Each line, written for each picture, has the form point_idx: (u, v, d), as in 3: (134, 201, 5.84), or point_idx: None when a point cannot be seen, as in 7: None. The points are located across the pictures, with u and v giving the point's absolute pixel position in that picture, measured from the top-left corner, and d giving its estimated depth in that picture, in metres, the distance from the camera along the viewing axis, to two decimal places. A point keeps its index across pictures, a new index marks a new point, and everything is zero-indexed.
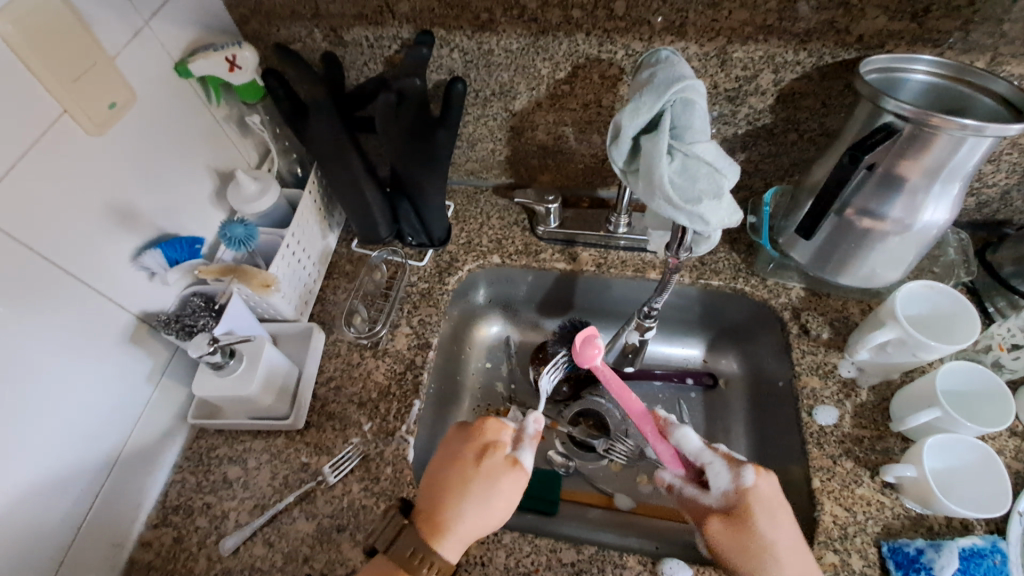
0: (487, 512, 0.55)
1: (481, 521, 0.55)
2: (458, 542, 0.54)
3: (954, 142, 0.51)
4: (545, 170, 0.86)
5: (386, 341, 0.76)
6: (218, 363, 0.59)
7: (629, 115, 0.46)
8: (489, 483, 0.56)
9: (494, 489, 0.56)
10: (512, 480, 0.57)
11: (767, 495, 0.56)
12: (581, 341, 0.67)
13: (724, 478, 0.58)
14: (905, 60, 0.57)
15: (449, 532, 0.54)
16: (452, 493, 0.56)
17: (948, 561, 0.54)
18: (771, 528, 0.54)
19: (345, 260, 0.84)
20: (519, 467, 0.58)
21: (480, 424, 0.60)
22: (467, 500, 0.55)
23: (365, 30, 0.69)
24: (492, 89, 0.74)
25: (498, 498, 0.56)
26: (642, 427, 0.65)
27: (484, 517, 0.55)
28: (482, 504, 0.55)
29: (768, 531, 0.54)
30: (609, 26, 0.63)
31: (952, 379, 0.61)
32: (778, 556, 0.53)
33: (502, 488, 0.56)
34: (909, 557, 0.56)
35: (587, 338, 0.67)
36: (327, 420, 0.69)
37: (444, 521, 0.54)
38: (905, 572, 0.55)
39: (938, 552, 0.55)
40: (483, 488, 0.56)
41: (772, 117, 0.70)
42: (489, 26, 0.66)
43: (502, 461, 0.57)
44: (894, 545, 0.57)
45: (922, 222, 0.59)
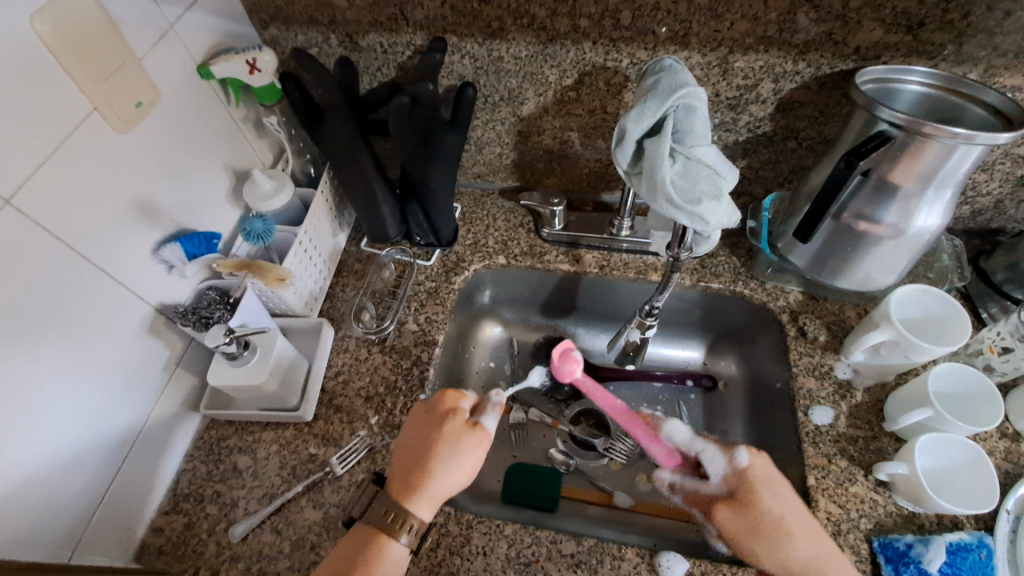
0: (450, 472, 0.57)
1: (446, 481, 0.57)
2: (427, 501, 0.56)
3: (946, 150, 0.53)
4: (550, 174, 0.88)
5: (394, 337, 0.78)
6: (233, 354, 0.60)
7: (633, 119, 0.48)
8: (449, 446, 0.58)
9: (456, 449, 0.58)
10: (475, 440, 0.58)
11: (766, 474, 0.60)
12: (559, 355, 0.65)
13: (720, 463, 0.62)
14: (900, 71, 0.59)
15: (416, 492, 0.56)
16: (421, 458, 0.58)
17: (935, 555, 0.55)
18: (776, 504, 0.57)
19: (354, 258, 0.86)
20: (481, 429, 0.59)
21: (439, 396, 0.62)
22: (431, 462, 0.57)
23: (379, 36, 0.72)
24: (500, 94, 0.76)
25: (462, 458, 0.57)
26: (633, 430, 0.68)
27: (448, 476, 0.57)
28: (445, 463, 0.57)
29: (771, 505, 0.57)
30: (615, 35, 0.66)
31: (943, 381, 0.63)
32: (789, 531, 0.56)
33: (464, 447, 0.58)
34: (899, 552, 0.57)
35: (564, 352, 0.65)
36: (335, 413, 0.71)
37: (411, 482, 0.56)
38: (895, 566, 0.56)
39: (927, 546, 0.56)
40: (444, 451, 0.57)
41: (771, 125, 0.72)
42: (500, 34, 0.68)
43: (462, 424, 0.59)
44: (884, 540, 0.58)
45: (915, 228, 0.60)
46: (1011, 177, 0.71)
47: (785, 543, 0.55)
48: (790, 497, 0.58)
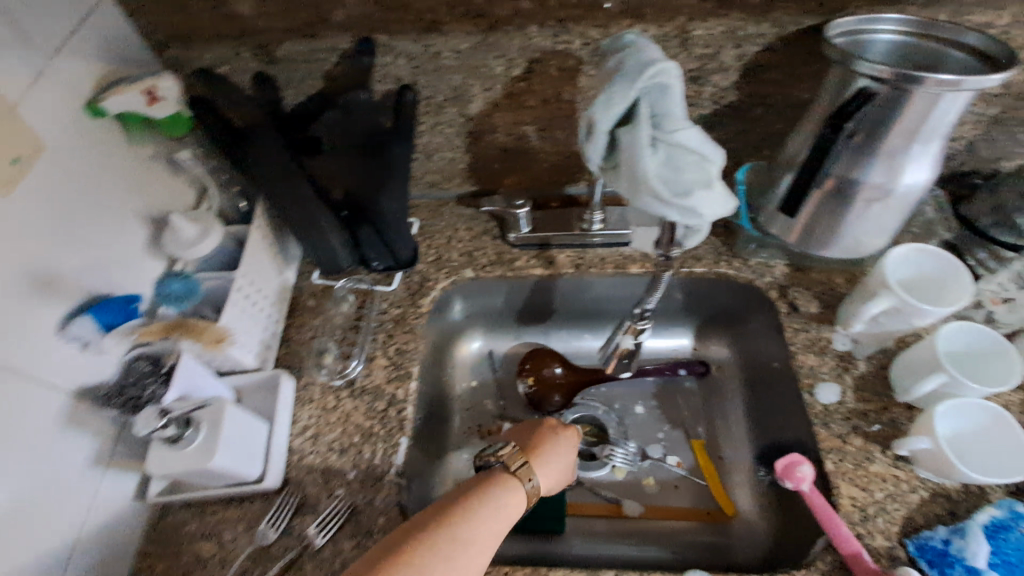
0: (559, 456, 0.60)
1: (544, 471, 0.58)
2: (545, 471, 0.58)
3: (929, 99, 0.49)
4: (509, 173, 0.81)
5: (363, 377, 0.70)
6: (173, 437, 0.53)
7: (602, 106, 0.42)
8: (568, 444, 0.62)
9: (559, 446, 0.61)
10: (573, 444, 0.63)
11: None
12: (784, 466, 0.61)
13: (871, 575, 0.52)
14: (870, 21, 0.55)
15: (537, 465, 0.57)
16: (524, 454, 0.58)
17: (978, 547, 0.52)
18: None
19: (306, 294, 0.77)
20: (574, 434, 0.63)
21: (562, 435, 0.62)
22: (549, 450, 0.59)
23: (297, 44, 0.63)
24: (444, 94, 0.69)
25: (564, 457, 0.60)
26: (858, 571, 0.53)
27: (553, 468, 0.59)
28: (561, 453, 0.60)
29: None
30: (562, 14, 0.59)
31: (953, 341, 0.59)
32: None
33: (566, 444, 0.61)
34: (939, 552, 0.53)
35: (790, 462, 0.61)
36: (307, 474, 0.63)
37: (540, 449, 0.59)
38: (940, 568, 0.52)
39: (965, 539, 0.53)
40: (558, 451, 0.60)
41: (737, 94, 0.66)
42: (434, 26, 0.61)
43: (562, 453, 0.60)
44: (920, 541, 0.54)
45: (904, 185, 0.56)
46: (984, 117, 0.69)
47: None
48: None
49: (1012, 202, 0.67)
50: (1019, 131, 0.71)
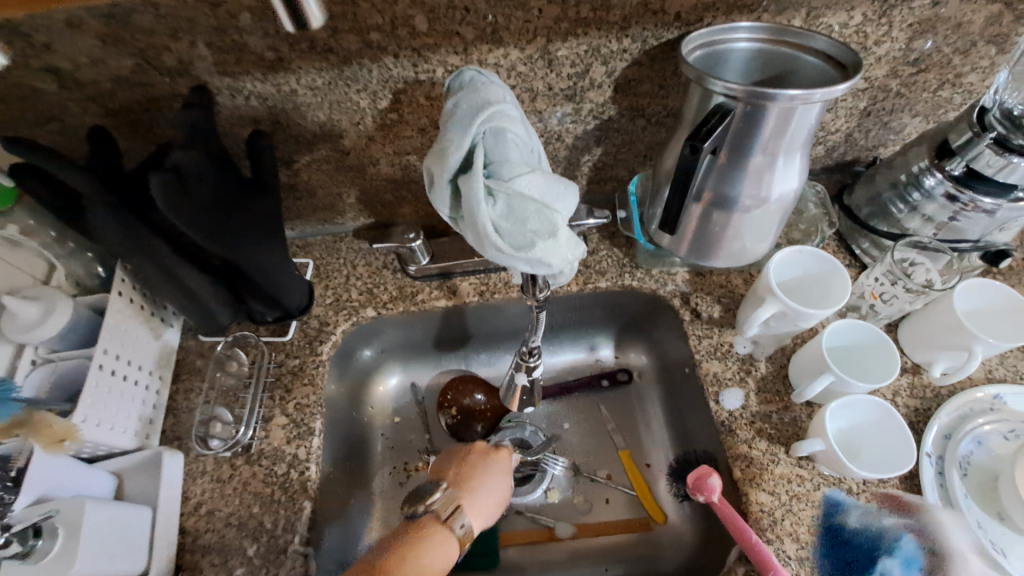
0: (492, 487, 0.59)
1: (477, 509, 0.57)
2: (476, 511, 0.57)
3: (784, 113, 0.49)
4: (403, 202, 0.77)
5: (259, 442, 0.65)
6: (21, 552, 0.46)
7: (437, 157, 0.39)
8: (504, 472, 0.62)
9: (495, 468, 0.61)
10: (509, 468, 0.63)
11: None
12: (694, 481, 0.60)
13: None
14: (724, 31, 0.54)
15: (473, 497, 0.57)
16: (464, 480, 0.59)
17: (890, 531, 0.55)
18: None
19: (193, 354, 0.71)
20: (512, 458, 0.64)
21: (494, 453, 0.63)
22: (490, 470, 0.61)
23: (134, 94, 0.58)
24: (312, 132, 0.65)
25: (501, 486, 0.60)
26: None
27: (489, 501, 0.58)
28: (491, 481, 0.60)
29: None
30: (417, 44, 0.56)
31: (837, 338, 0.61)
32: None
33: (501, 470, 0.61)
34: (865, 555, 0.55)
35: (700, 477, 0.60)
36: (203, 556, 0.59)
37: (468, 487, 0.58)
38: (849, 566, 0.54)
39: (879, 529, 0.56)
40: (493, 476, 0.60)
41: (615, 108, 0.66)
42: (282, 65, 0.57)
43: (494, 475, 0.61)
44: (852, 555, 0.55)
45: (777, 193, 0.57)
46: (854, 111, 0.71)
47: None
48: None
49: (885, 193, 0.70)
50: (889, 120, 0.73)
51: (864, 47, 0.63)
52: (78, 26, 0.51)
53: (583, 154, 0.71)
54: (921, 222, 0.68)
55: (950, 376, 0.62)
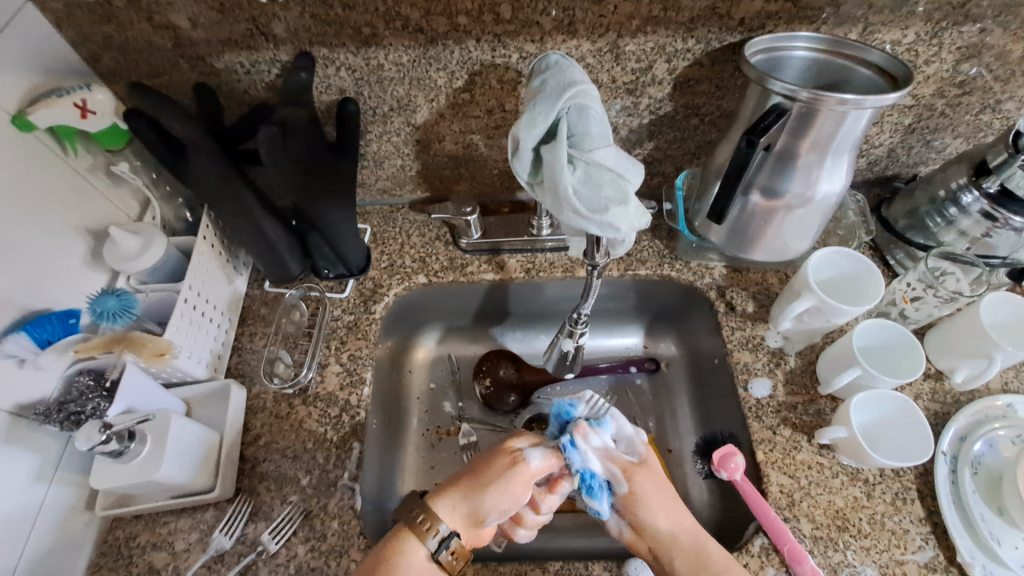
0: (480, 491, 0.53)
1: (457, 513, 0.53)
2: (454, 513, 0.53)
3: (838, 116, 0.53)
4: (460, 180, 0.82)
5: (316, 385, 0.70)
6: (116, 451, 0.53)
7: (526, 126, 0.45)
8: (501, 475, 0.55)
9: (489, 471, 0.55)
10: (513, 470, 0.55)
11: (651, 460, 0.60)
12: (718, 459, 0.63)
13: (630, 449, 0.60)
14: (785, 38, 0.58)
15: (455, 497, 0.54)
16: (473, 481, 0.55)
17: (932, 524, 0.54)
18: (657, 507, 0.57)
19: (258, 302, 0.77)
20: (521, 460, 0.55)
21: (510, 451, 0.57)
22: (482, 475, 0.55)
23: (237, 56, 0.64)
24: (389, 105, 0.70)
25: (494, 489, 0.54)
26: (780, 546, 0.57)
27: (475, 504, 0.53)
28: (480, 485, 0.54)
29: (654, 512, 0.56)
30: (498, 30, 0.61)
31: (867, 337, 0.65)
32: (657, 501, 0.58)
33: (499, 474, 0.55)
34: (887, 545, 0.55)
35: (725, 455, 0.63)
36: (260, 482, 0.63)
37: (452, 488, 0.55)
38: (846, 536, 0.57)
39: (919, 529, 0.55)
40: (486, 479, 0.54)
41: (672, 105, 0.70)
42: (374, 40, 0.62)
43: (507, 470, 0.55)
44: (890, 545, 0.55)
45: (821, 193, 0.61)
46: (899, 126, 0.74)
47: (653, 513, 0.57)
48: (680, 509, 0.58)
49: (922, 207, 0.74)
50: (932, 138, 0.76)
51: (914, 66, 0.66)
52: None
53: (635, 147, 0.76)
54: (955, 236, 0.71)
55: (971, 382, 0.64)
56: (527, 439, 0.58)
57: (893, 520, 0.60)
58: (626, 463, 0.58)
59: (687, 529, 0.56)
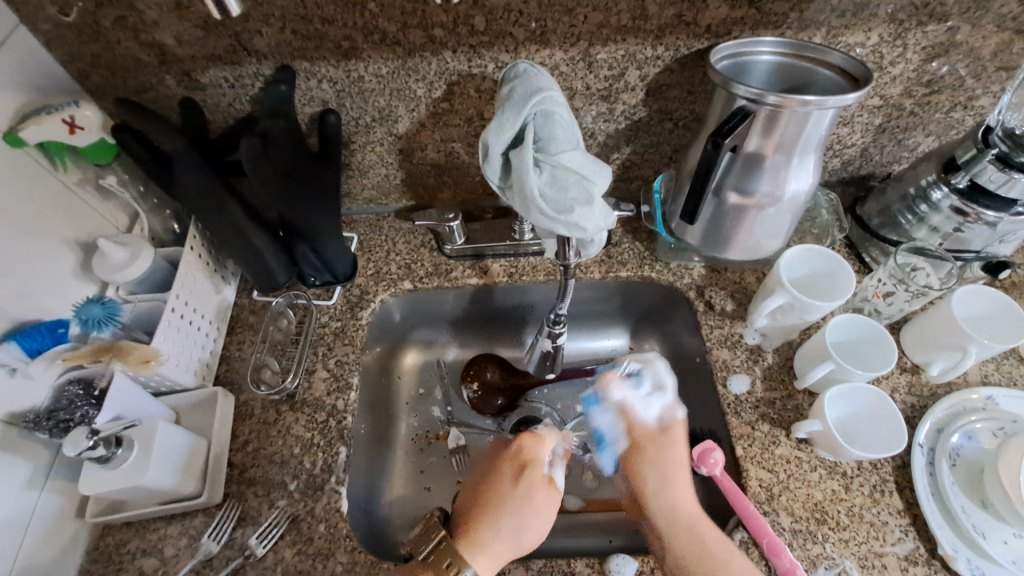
0: (515, 523, 0.57)
1: (491, 557, 0.55)
2: (491, 560, 0.55)
3: (801, 117, 0.54)
4: (443, 187, 0.84)
5: (303, 391, 0.71)
6: (103, 457, 0.54)
7: (494, 132, 0.47)
8: (535, 502, 0.58)
9: (523, 502, 0.58)
10: (549, 496, 0.59)
11: (676, 432, 0.64)
12: (698, 454, 0.64)
13: (654, 410, 0.65)
14: (749, 44, 0.60)
15: (489, 535, 0.56)
16: (502, 509, 0.57)
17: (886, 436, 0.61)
18: (657, 475, 0.62)
19: (247, 311, 0.78)
20: (553, 486, 0.60)
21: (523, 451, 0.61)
22: (510, 505, 0.57)
23: (221, 70, 0.66)
24: (371, 115, 0.72)
25: (534, 521, 0.57)
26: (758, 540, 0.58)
27: (516, 538, 0.56)
28: (521, 521, 0.57)
29: (649, 475, 0.62)
30: (473, 41, 0.64)
31: (839, 332, 0.66)
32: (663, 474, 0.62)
33: (537, 504, 0.58)
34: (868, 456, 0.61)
35: (704, 449, 0.64)
36: (248, 487, 0.64)
37: (484, 529, 0.56)
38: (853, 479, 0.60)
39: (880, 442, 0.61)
40: (525, 514, 0.57)
41: (646, 111, 0.72)
42: (353, 53, 0.64)
43: (535, 483, 0.59)
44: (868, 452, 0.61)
45: (790, 192, 0.62)
46: (870, 126, 0.76)
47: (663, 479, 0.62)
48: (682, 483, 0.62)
49: (894, 205, 0.75)
50: (903, 137, 0.78)
51: (880, 67, 0.68)
52: (185, 8, 0.59)
53: (613, 151, 0.77)
54: (928, 231, 0.73)
55: (946, 375, 0.66)
56: (548, 451, 0.62)
57: (871, 511, 0.61)
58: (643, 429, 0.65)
59: (687, 495, 0.61)
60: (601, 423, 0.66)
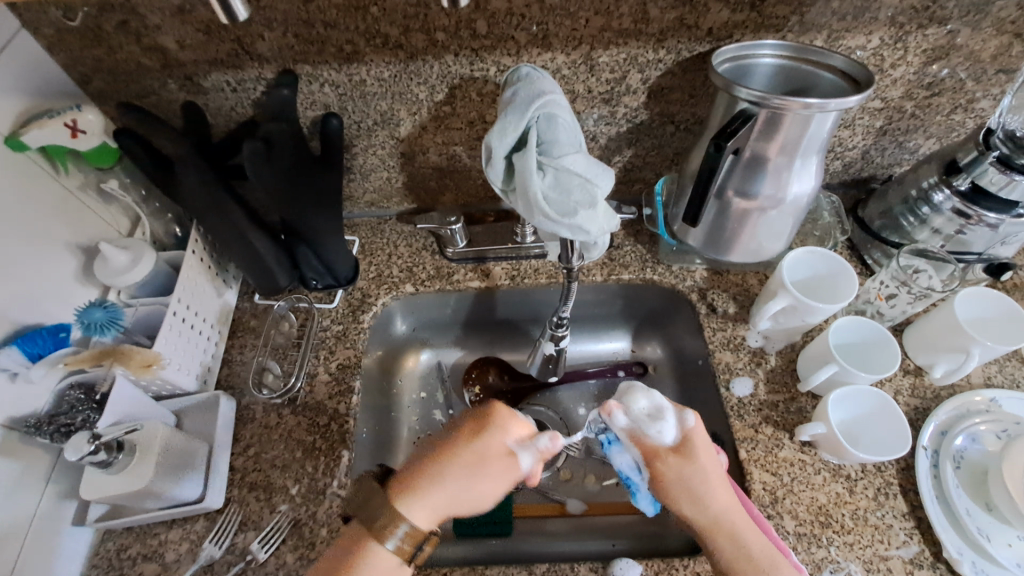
0: (454, 482, 0.44)
1: (426, 508, 0.43)
2: (429, 508, 0.43)
3: (803, 119, 0.54)
4: (445, 191, 0.84)
5: (305, 394, 0.71)
6: (104, 461, 0.54)
7: (497, 136, 0.47)
8: (498, 460, 0.46)
9: (484, 458, 0.45)
10: (505, 469, 0.45)
11: (696, 443, 0.51)
12: None
13: (669, 431, 0.51)
14: (750, 47, 0.61)
15: (428, 491, 0.44)
16: (454, 461, 0.45)
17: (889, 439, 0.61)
18: (691, 501, 0.49)
19: (249, 315, 0.78)
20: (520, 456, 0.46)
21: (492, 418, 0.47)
22: (456, 452, 0.45)
23: (224, 75, 0.66)
24: (373, 118, 0.72)
25: (485, 468, 0.45)
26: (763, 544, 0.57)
27: (462, 499, 0.44)
28: (474, 475, 0.45)
29: (687, 505, 0.49)
30: (475, 44, 0.64)
31: (842, 334, 0.66)
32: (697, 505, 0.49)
33: (498, 471, 0.45)
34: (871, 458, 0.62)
35: None
36: (250, 492, 0.64)
37: (428, 475, 0.44)
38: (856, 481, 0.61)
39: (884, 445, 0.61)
40: (486, 450, 0.46)
41: (647, 113, 0.72)
42: (356, 57, 0.65)
43: (501, 448, 0.46)
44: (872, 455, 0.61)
45: (792, 195, 0.62)
46: (871, 129, 0.76)
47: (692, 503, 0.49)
48: (720, 491, 0.50)
49: (896, 207, 0.76)
50: (904, 140, 0.78)
51: (881, 69, 0.68)
52: (188, 12, 0.59)
53: (615, 154, 0.77)
54: (929, 234, 0.73)
55: (949, 376, 0.65)
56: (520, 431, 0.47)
57: (876, 514, 0.60)
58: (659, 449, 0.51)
59: (733, 513, 0.49)
60: (623, 464, 0.53)
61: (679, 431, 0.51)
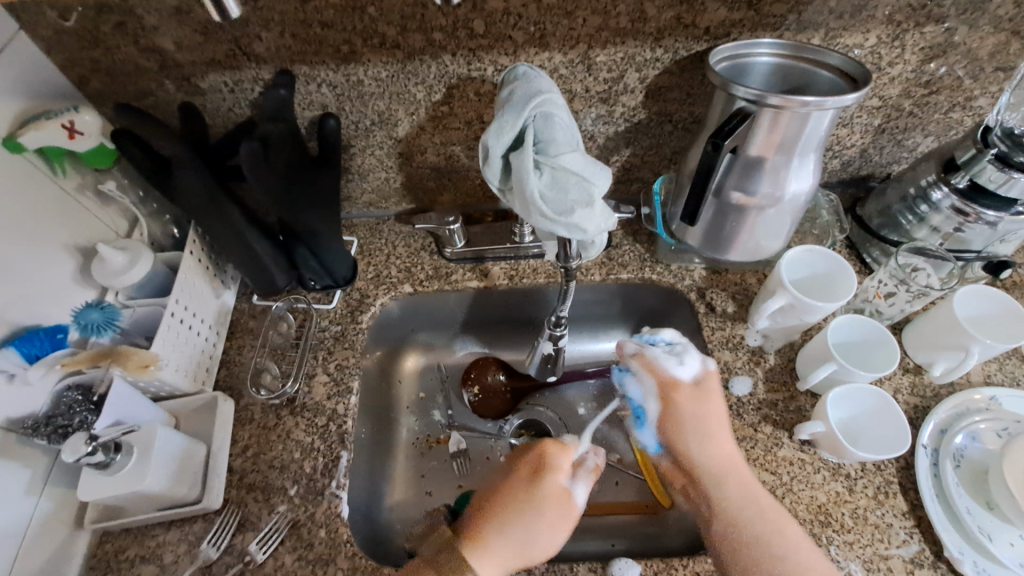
0: (537, 540, 0.56)
1: (499, 562, 0.54)
2: (495, 562, 0.54)
3: (800, 118, 0.54)
4: (443, 191, 0.84)
5: (303, 395, 0.71)
6: (102, 462, 0.53)
7: (494, 134, 0.47)
8: (549, 511, 0.57)
9: (538, 510, 0.57)
10: (564, 508, 0.58)
11: (708, 387, 0.62)
12: None
13: (688, 370, 0.62)
14: (748, 46, 0.60)
15: (493, 550, 0.54)
16: (516, 517, 0.56)
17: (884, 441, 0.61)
18: (701, 439, 0.59)
19: (247, 315, 0.78)
20: (569, 499, 0.59)
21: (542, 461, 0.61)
22: (534, 517, 0.56)
23: (221, 75, 0.66)
24: (371, 119, 0.72)
25: (544, 531, 0.56)
26: None
27: (527, 549, 0.55)
28: (529, 531, 0.56)
29: (693, 442, 0.59)
30: (473, 44, 0.64)
31: (841, 332, 0.66)
32: (722, 472, 0.58)
33: (548, 518, 0.57)
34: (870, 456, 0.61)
35: None
36: (248, 493, 0.64)
37: (495, 532, 0.55)
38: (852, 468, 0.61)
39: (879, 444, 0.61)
40: (539, 514, 0.57)
41: (645, 113, 0.72)
42: (353, 57, 0.65)
43: (550, 499, 0.58)
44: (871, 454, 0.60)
45: (790, 193, 0.62)
46: (869, 128, 0.76)
47: (698, 450, 0.59)
48: (725, 445, 0.59)
49: (894, 205, 0.76)
50: (903, 138, 0.78)
51: (878, 68, 0.68)
52: (185, 13, 0.59)
53: (613, 154, 0.77)
54: (928, 232, 0.73)
55: (948, 375, 0.65)
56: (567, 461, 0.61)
57: (875, 513, 0.60)
58: (676, 383, 0.62)
59: (730, 465, 0.58)
60: (633, 391, 0.64)
61: (697, 371, 0.63)
